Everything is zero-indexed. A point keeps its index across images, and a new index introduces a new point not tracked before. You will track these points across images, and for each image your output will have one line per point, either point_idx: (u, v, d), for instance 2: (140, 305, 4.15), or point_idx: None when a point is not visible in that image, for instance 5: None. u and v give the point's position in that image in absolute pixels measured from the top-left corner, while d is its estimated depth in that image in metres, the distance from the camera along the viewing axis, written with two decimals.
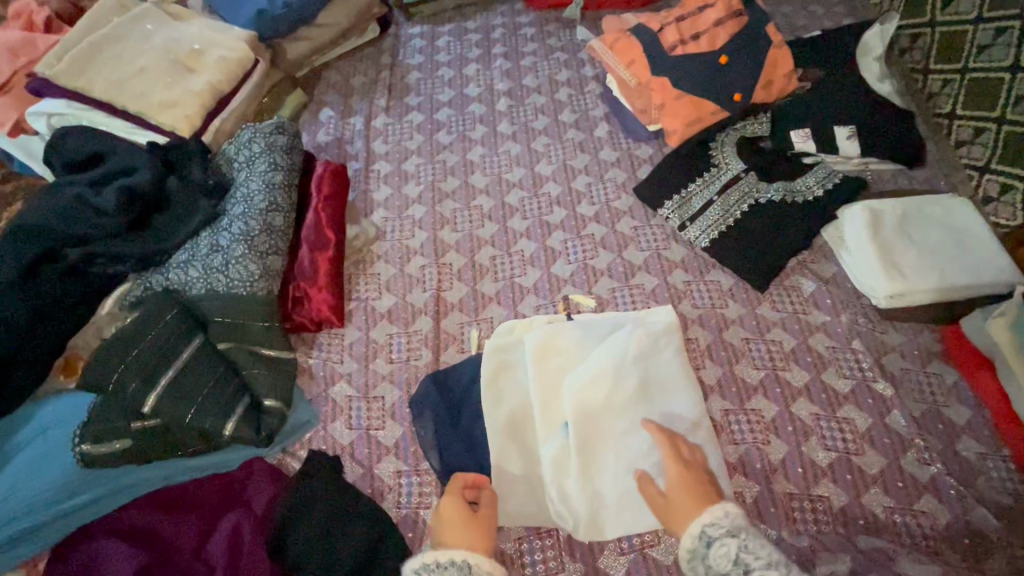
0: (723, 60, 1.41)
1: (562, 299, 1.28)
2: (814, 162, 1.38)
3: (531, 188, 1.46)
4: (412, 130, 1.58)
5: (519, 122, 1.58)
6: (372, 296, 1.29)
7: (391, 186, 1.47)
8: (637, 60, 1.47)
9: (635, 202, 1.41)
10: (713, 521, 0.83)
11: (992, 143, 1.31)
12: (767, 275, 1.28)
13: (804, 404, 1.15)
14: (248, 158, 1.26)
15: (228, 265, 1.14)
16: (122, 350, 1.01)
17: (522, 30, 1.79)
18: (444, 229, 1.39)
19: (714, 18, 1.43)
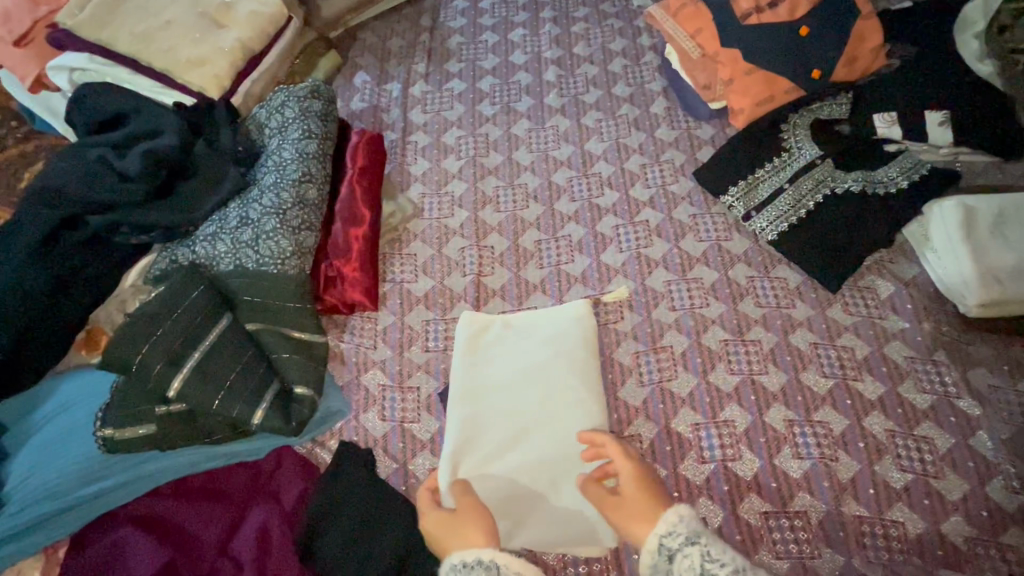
0: (803, 32, 1.27)
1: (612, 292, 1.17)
2: (898, 150, 1.25)
3: (580, 167, 1.34)
4: (452, 99, 1.46)
5: (568, 94, 1.46)
6: (408, 278, 1.21)
7: (429, 159, 1.37)
8: (705, 28, 1.34)
9: (694, 187, 1.30)
10: (668, 531, 0.72)
11: None
12: (841, 274, 1.16)
13: (878, 418, 1.04)
14: (280, 125, 1.17)
15: (257, 240, 1.06)
16: (146, 328, 0.94)
17: None
18: (486, 208, 1.29)
19: None
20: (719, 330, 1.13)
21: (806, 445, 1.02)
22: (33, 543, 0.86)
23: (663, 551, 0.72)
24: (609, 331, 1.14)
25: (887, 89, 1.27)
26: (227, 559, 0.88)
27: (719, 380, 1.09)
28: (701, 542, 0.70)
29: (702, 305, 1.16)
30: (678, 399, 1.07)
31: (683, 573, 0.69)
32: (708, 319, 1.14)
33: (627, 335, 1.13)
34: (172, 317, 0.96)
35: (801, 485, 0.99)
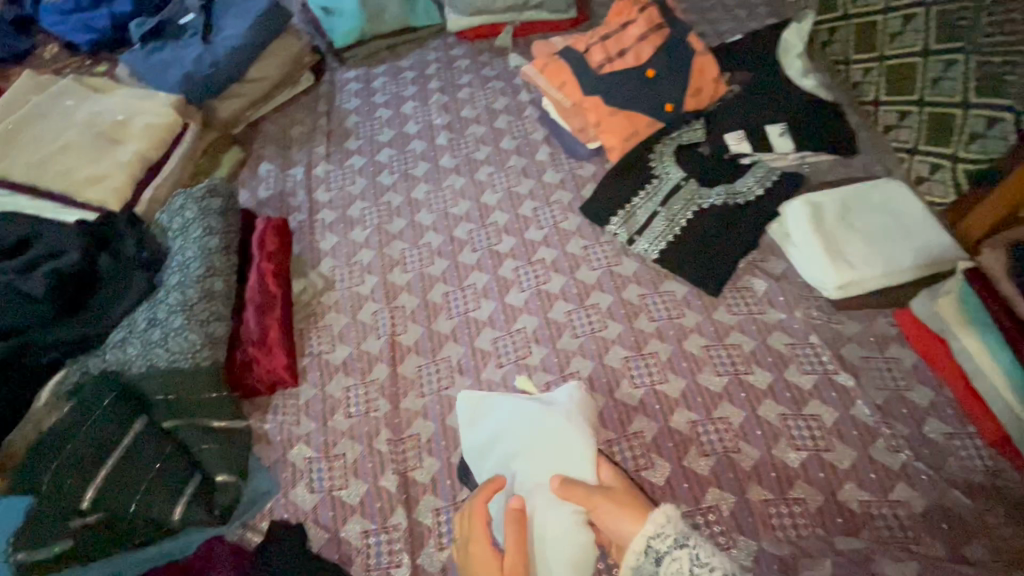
0: (650, 73, 1.43)
1: (519, 330, 1.26)
2: (751, 162, 1.40)
3: (478, 219, 1.45)
4: (354, 174, 1.56)
5: (460, 154, 1.58)
6: (326, 349, 1.26)
7: (337, 233, 1.45)
8: (568, 81, 1.49)
9: (582, 222, 1.41)
10: (658, 533, 0.79)
11: (918, 124, 1.31)
12: (719, 279, 1.28)
13: (770, 405, 1.14)
14: (181, 225, 1.24)
15: (167, 339, 1.10)
16: (59, 444, 0.96)
17: (456, 63, 1.81)
18: (395, 271, 1.37)
19: (636, 33, 1.45)
20: (620, 348, 1.22)
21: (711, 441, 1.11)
22: None
23: (649, 551, 0.78)
24: (520, 368, 1.21)
25: (732, 111, 1.44)
26: None
27: (625, 395, 1.17)
28: (691, 544, 0.77)
29: (602, 328, 1.25)
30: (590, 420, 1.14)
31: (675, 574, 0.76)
32: (608, 340, 1.23)
33: (537, 368, 1.21)
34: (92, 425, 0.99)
35: (710, 481, 1.06)
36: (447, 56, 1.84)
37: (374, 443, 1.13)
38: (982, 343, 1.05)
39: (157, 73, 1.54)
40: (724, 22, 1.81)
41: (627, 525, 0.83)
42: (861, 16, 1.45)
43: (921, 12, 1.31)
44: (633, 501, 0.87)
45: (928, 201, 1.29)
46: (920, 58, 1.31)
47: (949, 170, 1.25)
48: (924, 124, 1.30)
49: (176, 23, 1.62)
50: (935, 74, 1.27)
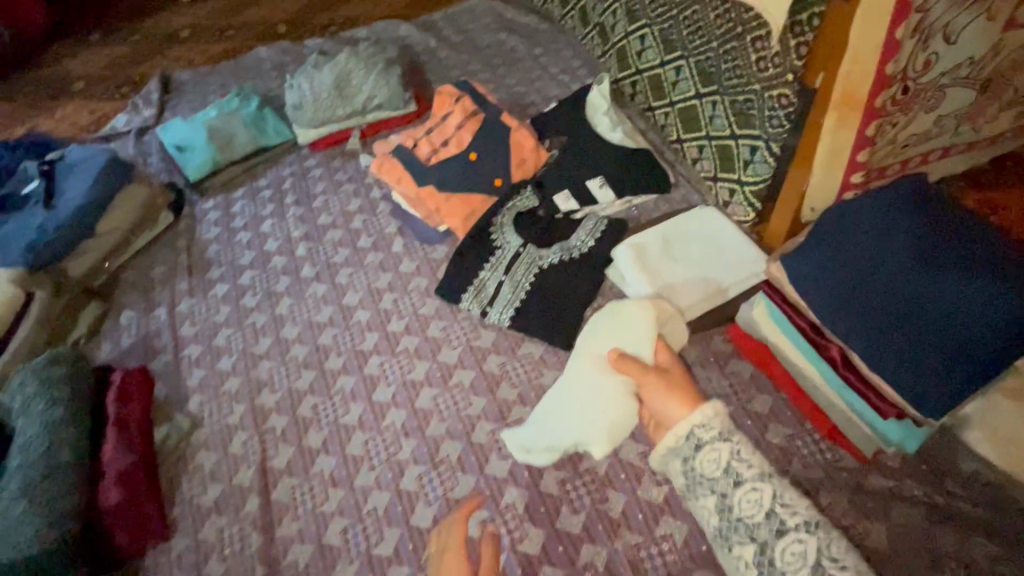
0: (472, 156, 1.55)
1: (389, 426, 1.28)
2: (582, 216, 1.51)
3: (342, 322, 1.49)
4: (217, 302, 1.59)
5: (320, 262, 1.63)
6: (197, 492, 1.25)
7: (204, 366, 1.45)
8: (403, 176, 1.58)
9: (440, 303, 1.48)
10: (704, 425, 0.88)
11: (711, 155, 1.46)
12: (569, 333, 1.35)
13: (631, 445, 1.19)
14: (23, 402, 1.22)
15: (13, 530, 1.06)
16: None
17: (311, 173, 1.90)
18: (263, 393, 1.38)
19: (454, 122, 1.59)
20: (485, 422, 1.26)
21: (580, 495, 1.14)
22: None
23: (693, 441, 0.88)
24: (392, 465, 1.23)
25: (555, 173, 1.56)
26: None
27: (495, 468, 1.20)
28: (734, 442, 0.86)
29: (468, 406, 1.29)
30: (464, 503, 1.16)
31: (743, 508, 0.82)
32: (474, 417, 1.27)
33: (409, 462, 1.22)
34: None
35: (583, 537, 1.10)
36: (302, 168, 1.93)
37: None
38: (792, 347, 1.14)
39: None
40: (549, 94, 2.02)
41: (669, 405, 0.94)
42: (648, 70, 1.62)
43: (683, 64, 1.47)
44: (683, 387, 0.97)
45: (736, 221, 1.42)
46: (695, 100, 1.47)
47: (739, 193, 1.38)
48: (714, 155, 1.44)
49: (18, 195, 1.64)
50: (708, 112, 1.42)
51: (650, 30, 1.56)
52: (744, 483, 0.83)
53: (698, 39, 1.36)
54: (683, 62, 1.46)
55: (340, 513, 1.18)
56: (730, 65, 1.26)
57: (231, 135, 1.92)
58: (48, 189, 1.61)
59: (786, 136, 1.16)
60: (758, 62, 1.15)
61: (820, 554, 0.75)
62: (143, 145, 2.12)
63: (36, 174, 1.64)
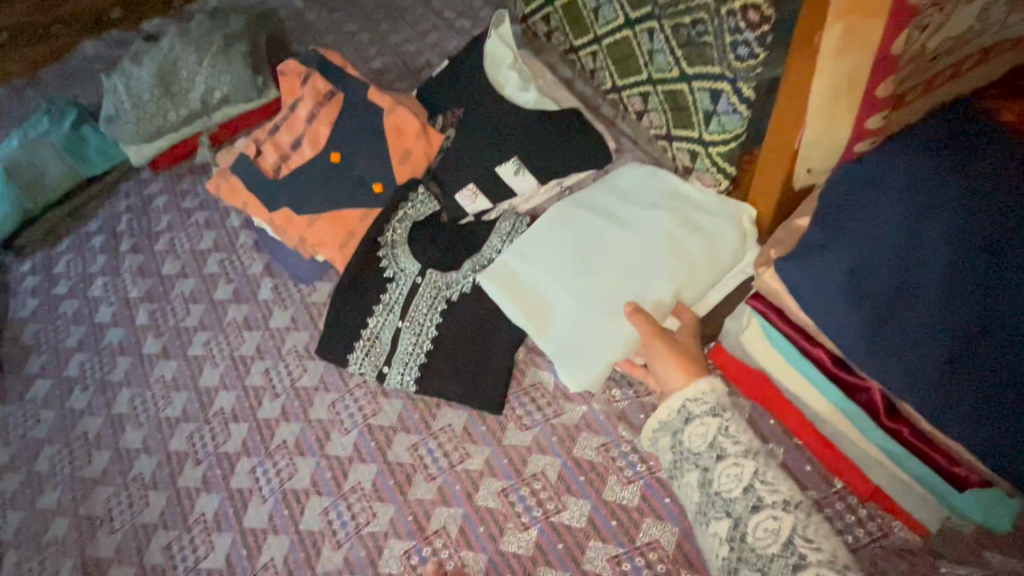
0: (334, 158, 1.14)
1: (267, 565, 0.93)
2: (497, 215, 1.13)
3: (200, 413, 1.10)
4: (38, 408, 1.19)
5: (168, 329, 1.23)
6: None
7: (22, 506, 1.08)
8: (250, 199, 1.17)
9: (325, 367, 1.09)
10: (696, 397, 0.76)
11: (659, 106, 1.05)
12: (496, 390, 0.98)
13: (597, 547, 0.85)
14: None
15: None
16: None
17: (153, 203, 1.46)
18: (99, 537, 1.01)
19: (305, 112, 1.17)
20: (396, 541, 0.91)
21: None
22: None
23: (683, 414, 0.77)
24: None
25: (454, 166, 1.15)
26: None
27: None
28: (724, 417, 0.74)
29: (370, 519, 0.93)
30: None
31: (722, 482, 0.71)
32: (379, 535, 0.91)
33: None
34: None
35: None
36: (141, 198, 1.48)
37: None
38: (809, 384, 0.78)
39: None
40: (447, 48, 1.56)
41: (671, 374, 0.81)
42: None
43: None
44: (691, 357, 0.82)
45: None
46: (626, 30, 1.04)
47: (704, 156, 0.98)
48: (663, 106, 1.04)
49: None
50: (646, 46, 1.00)
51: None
52: (726, 458, 0.72)
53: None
54: None
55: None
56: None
57: (40, 170, 1.42)
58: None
59: (762, 68, 0.78)
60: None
61: (792, 533, 0.66)
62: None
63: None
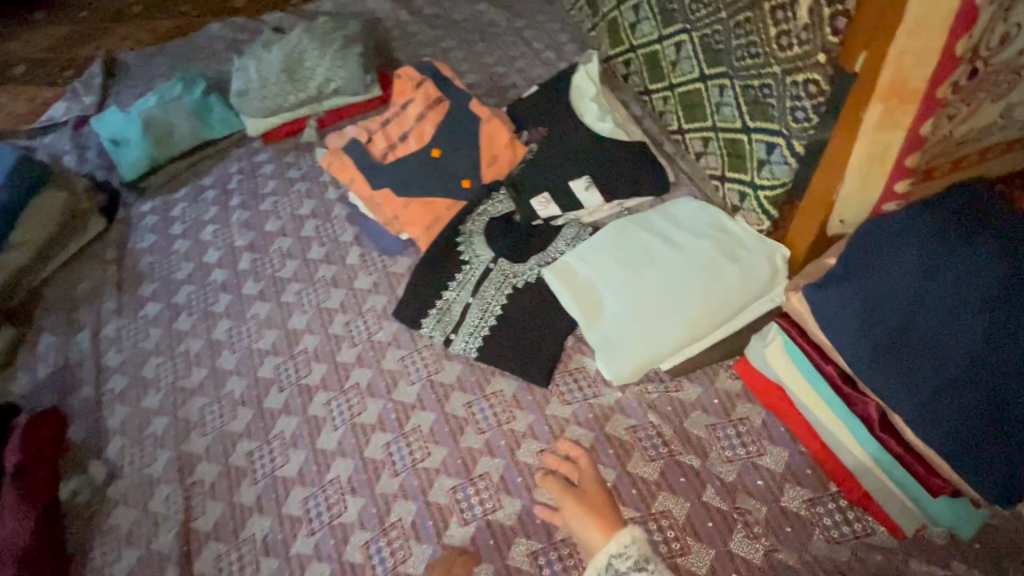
0: (434, 153, 1.33)
1: (333, 481, 1.09)
2: (563, 223, 1.30)
3: (286, 349, 1.29)
4: (148, 325, 1.39)
5: (265, 276, 1.43)
6: (111, 559, 1.07)
7: (127, 403, 1.26)
8: (355, 177, 1.36)
9: (398, 328, 1.27)
10: (620, 553, 0.88)
11: (718, 150, 1.23)
12: (546, 367, 1.14)
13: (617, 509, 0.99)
14: None
15: None
16: None
17: (262, 169, 1.68)
18: (192, 438, 1.19)
19: (415, 112, 1.37)
20: (445, 477, 1.06)
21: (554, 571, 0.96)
22: None
23: (611, 569, 0.88)
24: (332, 530, 1.04)
25: (531, 176, 1.33)
26: None
27: (455, 536, 1.01)
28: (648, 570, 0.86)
29: (422, 459, 1.09)
30: None
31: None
32: (431, 471, 1.07)
33: (354, 527, 1.04)
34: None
35: None
36: (251, 165, 1.70)
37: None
38: (819, 397, 0.93)
39: None
40: (532, 74, 1.77)
41: (595, 531, 0.93)
42: (645, 45, 1.37)
43: (686, 38, 1.22)
44: (604, 513, 0.95)
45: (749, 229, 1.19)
46: (699, 83, 1.23)
47: (753, 198, 1.15)
48: (723, 150, 1.21)
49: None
50: (716, 98, 1.18)
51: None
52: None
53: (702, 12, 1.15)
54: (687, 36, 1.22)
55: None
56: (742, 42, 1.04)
57: (170, 127, 1.65)
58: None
59: (815, 131, 0.95)
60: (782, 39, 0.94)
61: None
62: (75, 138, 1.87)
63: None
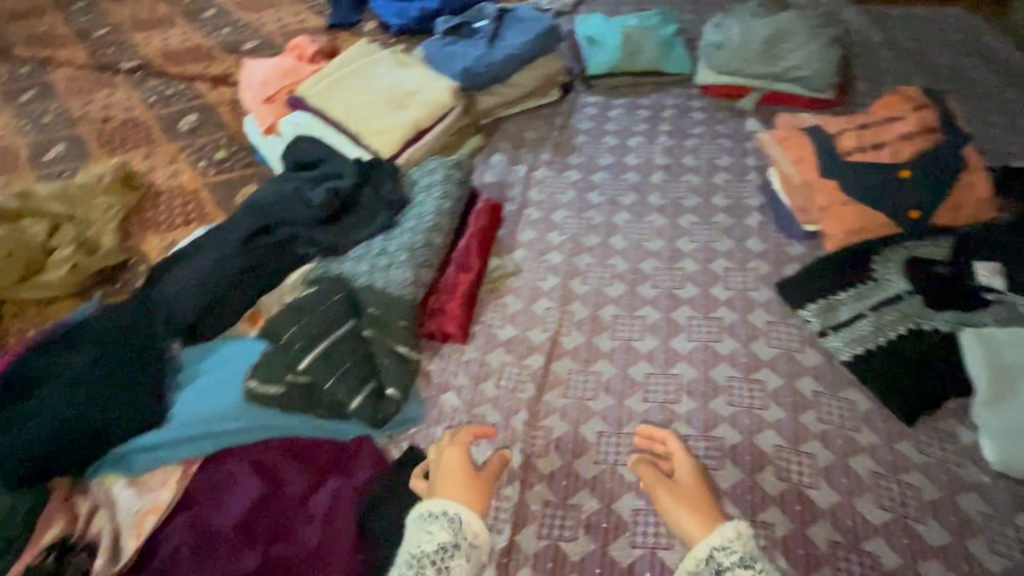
0: (904, 173, 1.40)
1: (676, 374, 1.29)
2: (997, 299, 1.28)
3: (667, 260, 1.50)
4: (567, 185, 1.73)
5: (669, 197, 1.65)
6: (496, 324, 1.42)
7: (537, 230, 1.61)
8: (806, 159, 1.50)
9: (773, 297, 1.40)
10: (724, 548, 0.90)
11: None
12: (915, 406, 1.18)
13: (932, 565, 1.04)
14: (427, 183, 1.58)
15: (391, 269, 1.38)
16: (292, 317, 1.27)
17: (691, 113, 1.88)
18: (610, 288, 1.46)
19: (899, 131, 1.45)
20: (773, 434, 1.19)
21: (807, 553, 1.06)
22: (182, 451, 1.14)
23: (712, 567, 0.89)
24: (659, 408, 1.25)
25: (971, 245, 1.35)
26: (305, 509, 1.11)
27: (766, 482, 1.14)
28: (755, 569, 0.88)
29: (758, 408, 1.23)
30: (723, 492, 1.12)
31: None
32: (766, 420, 1.21)
33: (681, 417, 1.23)
34: (394, 311, 1.31)
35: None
36: (695, 103, 1.91)
37: (558, 440, 1.22)
38: None
39: (444, 62, 1.92)
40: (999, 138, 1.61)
41: (696, 525, 0.95)
42: None
43: None
44: (700, 504, 0.99)
45: None
46: None
47: None
48: None
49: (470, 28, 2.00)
50: None
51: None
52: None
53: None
54: None
55: (601, 418, 1.25)
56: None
57: (638, 48, 1.95)
58: (494, 34, 1.95)
59: None
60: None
61: None
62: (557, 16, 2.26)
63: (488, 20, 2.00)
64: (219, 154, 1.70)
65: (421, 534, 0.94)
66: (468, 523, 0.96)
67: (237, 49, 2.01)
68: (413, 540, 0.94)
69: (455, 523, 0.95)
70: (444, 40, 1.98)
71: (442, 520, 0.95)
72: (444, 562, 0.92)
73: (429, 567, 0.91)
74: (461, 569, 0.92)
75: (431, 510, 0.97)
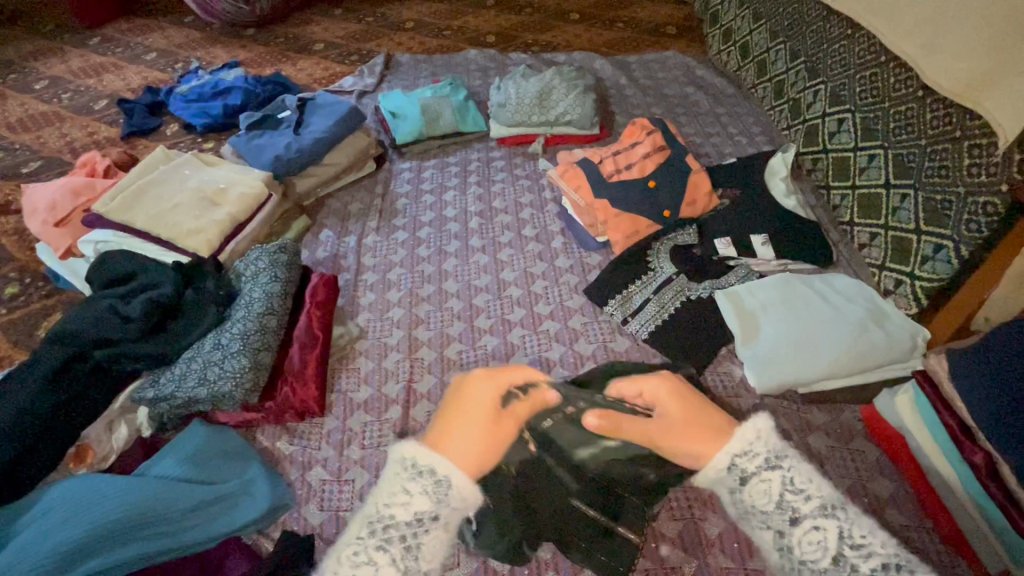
0: (650, 186, 1.19)
1: (574, 358, 1.02)
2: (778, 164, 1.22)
3: (513, 213, 1.31)
4: (356, 181, 1.41)
5: (457, 164, 1.46)
6: (353, 384, 1.00)
7: (354, 232, 1.28)
8: (581, 184, 1.23)
9: (569, 240, 1.24)
10: (745, 451, 0.60)
11: (875, 162, 1.13)
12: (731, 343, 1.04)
13: (838, 460, 0.88)
14: (108, 197, 1.10)
15: (193, 330, 0.98)
16: (69, 423, 0.86)
17: (473, 85, 1.75)
18: (420, 246, 1.24)
19: (641, 148, 1.24)
20: None
21: (652, 534, 0.81)
22: None
23: (737, 472, 0.59)
24: None
25: (739, 165, 1.26)
26: None
27: None
28: (785, 468, 0.58)
29: (581, 338, 1.05)
30: (668, 536, 0.81)
31: (804, 551, 0.55)
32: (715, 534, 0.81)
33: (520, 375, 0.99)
34: (220, 371, 0.90)
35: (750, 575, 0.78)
36: (478, 75, 1.80)
37: None
38: (939, 449, 0.81)
39: (251, 134, 1.34)
40: (725, 68, 1.70)
41: (696, 446, 0.61)
42: (816, 91, 1.32)
43: (827, 85, 1.28)
44: (704, 423, 0.63)
45: (919, 276, 1.01)
46: (871, 112, 1.15)
47: (942, 257, 0.97)
48: (890, 164, 1.10)
49: (275, 117, 1.40)
50: (898, 119, 1.08)
51: (805, 63, 1.36)
52: (804, 523, 0.56)
53: (872, 97, 1.15)
54: (826, 85, 1.28)
55: None
56: (905, 123, 1.06)
57: (429, 67, 1.89)
58: (299, 117, 1.37)
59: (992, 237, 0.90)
60: (940, 120, 0.99)
61: (841, 544, 0.54)
62: (336, 75, 1.92)
63: (294, 101, 1.41)
64: (8, 290, 1.23)
65: (396, 487, 0.57)
66: (457, 487, 0.57)
67: (12, 176, 1.58)
68: (388, 490, 0.58)
69: (441, 486, 0.57)
70: (191, 98, 1.74)
71: (427, 475, 0.57)
72: (414, 537, 0.56)
73: (395, 540, 0.55)
74: (431, 542, 0.56)
75: (416, 459, 0.58)
